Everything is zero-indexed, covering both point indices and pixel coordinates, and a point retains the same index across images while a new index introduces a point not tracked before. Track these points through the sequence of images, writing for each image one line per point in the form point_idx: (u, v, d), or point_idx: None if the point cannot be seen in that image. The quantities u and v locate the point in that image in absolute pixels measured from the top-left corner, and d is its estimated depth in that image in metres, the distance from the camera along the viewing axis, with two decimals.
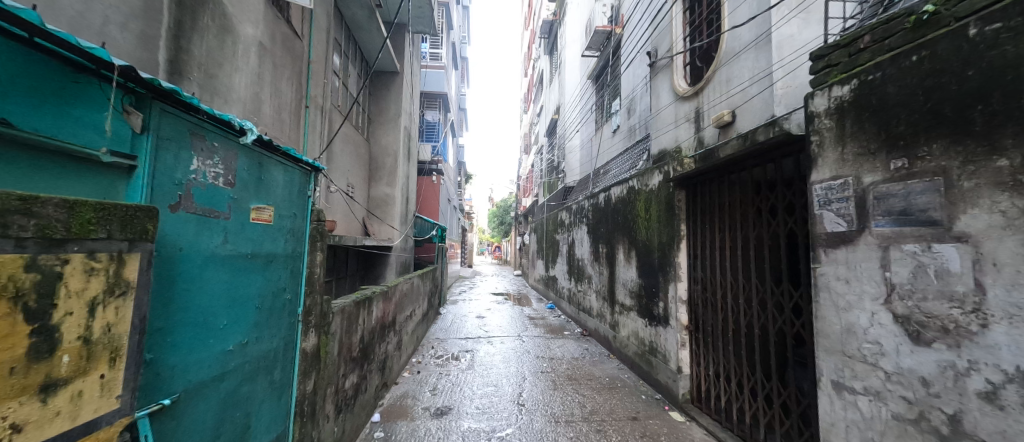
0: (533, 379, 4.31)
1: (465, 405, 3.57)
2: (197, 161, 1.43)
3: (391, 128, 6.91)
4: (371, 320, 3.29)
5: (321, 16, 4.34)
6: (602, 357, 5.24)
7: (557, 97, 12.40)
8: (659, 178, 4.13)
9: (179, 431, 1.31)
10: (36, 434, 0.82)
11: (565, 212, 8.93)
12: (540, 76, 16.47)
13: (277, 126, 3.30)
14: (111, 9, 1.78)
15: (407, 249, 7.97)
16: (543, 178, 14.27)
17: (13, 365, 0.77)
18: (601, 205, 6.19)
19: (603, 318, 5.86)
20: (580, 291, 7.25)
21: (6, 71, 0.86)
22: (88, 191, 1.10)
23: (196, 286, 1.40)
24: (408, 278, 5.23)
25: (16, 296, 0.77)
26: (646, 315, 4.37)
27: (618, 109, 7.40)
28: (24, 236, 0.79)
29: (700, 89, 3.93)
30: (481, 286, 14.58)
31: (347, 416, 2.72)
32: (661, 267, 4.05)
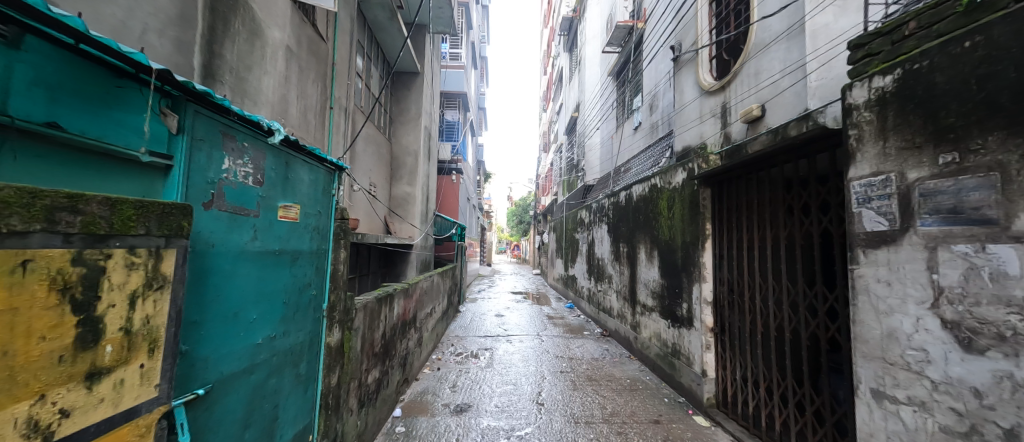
0: (552, 379, 4.27)
1: (484, 403, 3.58)
2: (229, 161, 1.49)
3: (412, 128, 7.02)
4: (392, 316, 3.34)
5: (345, 18, 4.45)
6: (622, 358, 5.14)
7: (576, 95, 12.27)
8: (682, 175, 4.02)
9: (212, 420, 1.36)
10: (82, 419, 0.87)
11: (584, 211, 8.82)
12: (559, 74, 16.35)
13: (303, 127, 3.41)
14: (149, 16, 1.86)
15: (427, 247, 8.08)
16: (562, 176, 14.17)
17: (61, 354, 0.83)
18: (621, 204, 6.09)
19: (624, 319, 5.76)
20: (600, 291, 7.15)
21: (48, 76, 0.93)
22: (128, 191, 1.17)
23: (227, 281, 1.45)
24: (428, 276, 5.31)
25: (63, 289, 0.83)
26: (669, 316, 4.26)
27: (639, 106, 7.25)
28: (70, 232, 0.85)
29: (727, 83, 3.80)
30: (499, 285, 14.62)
31: (369, 409, 2.78)
32: (684, 267, 3.94)
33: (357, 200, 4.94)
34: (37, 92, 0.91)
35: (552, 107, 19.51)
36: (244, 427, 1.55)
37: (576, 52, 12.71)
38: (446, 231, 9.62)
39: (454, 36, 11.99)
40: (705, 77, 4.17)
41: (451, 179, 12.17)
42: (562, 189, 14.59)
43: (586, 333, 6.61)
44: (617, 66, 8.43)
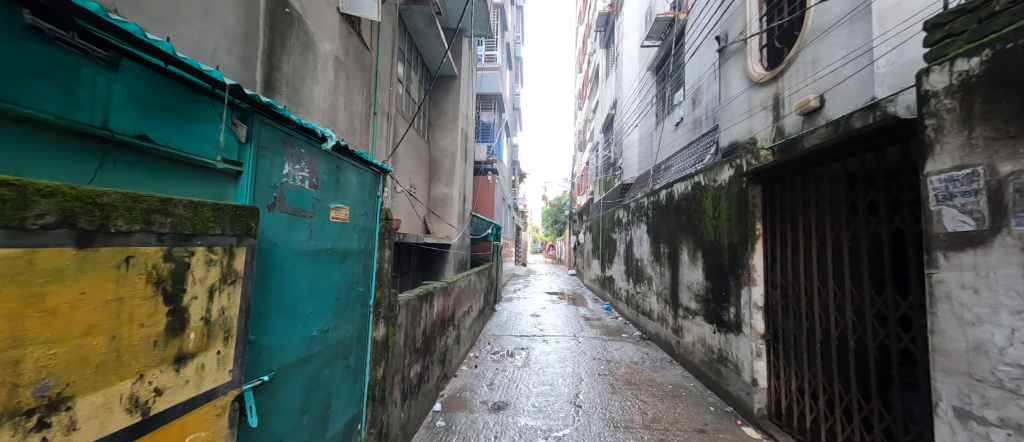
0: (590, 381, 4.20)
1: (522, 402, 3.60)
2: (289, 167, 1.60)
3: (449, 131, 7.20)
4: (432, 314, 3.44)
5: (387, 27, 4.64)
6: (663, 363, 4.96)
7: (613, 91, 11.97)
8: (730, 172, 3.82)
9: (275, 404, 1.48)
10: (170, 398, 0.99)
11: (622, 210, 8.60)
12: (595, 71, 16.04)
13: (351, 133, 3.60)
14: (220, 37, 2.04)
15: (464, 247, 8.26)
16: (599, 175, 13.88)
17: (155, 339, 0.94)
18: (662, 203, 5.88)
19: (665, 322, 5.56)
20: (639, 293, 6.94)
21: (138, 94, 1.08)
22: (203, 194, 1.31)
23: (288, 277, 1.56)
24: (466, 275, 5.42)
25: (157, 281, 0.94)
26: (715, 321, 4.06)
27: (681, 101, 6.96)
28: (162, 231, 0.96)
29: (780, 73, 3.56)
30: (534, 285, 14.59)
31: (412, 403, 2.88)
32: (732, 269, 3.74)
33: (399, 200, 5.15)
34: (131, 108, 1.07)
35: (588, 104, 19.21)
36: (302, 413, 1.66)
37: (612, 48, 12.42)
38: (483, 231, 9.76)
39: (489, 39, 12.14)
40: (754, 67, 3.95)
41: (487, 179, 12.34)
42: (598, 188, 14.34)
43: (625, 336, 6.44)
44: (657, 60, 8.16)
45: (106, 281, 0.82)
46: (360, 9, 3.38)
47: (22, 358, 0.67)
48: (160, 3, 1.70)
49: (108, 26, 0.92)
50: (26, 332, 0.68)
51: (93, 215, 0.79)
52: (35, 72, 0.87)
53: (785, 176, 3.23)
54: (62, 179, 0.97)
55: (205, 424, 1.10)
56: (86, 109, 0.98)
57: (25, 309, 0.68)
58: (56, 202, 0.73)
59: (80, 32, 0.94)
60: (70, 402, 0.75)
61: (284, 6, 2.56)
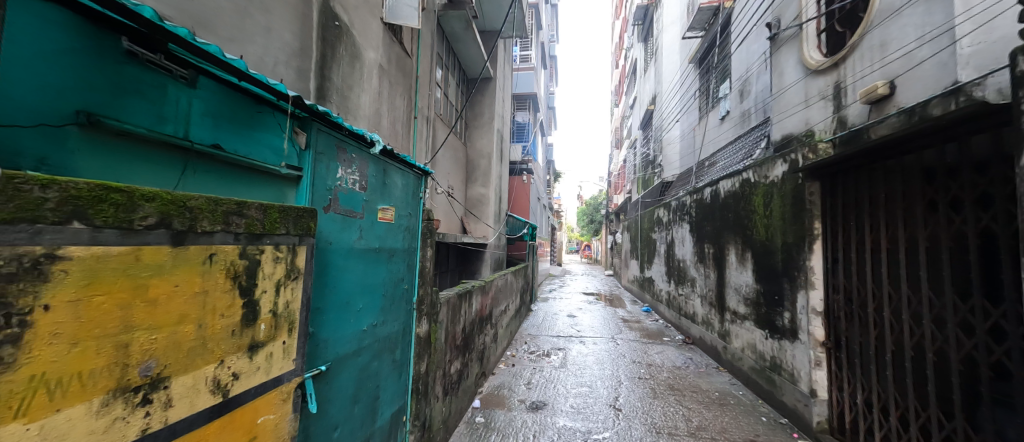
0: (630, 384, 4.10)
1: (560, 403, 3.58)
2: (342, 171, 1.71)
3: (484, 132, 7.31)
4: (471, 312, 3.52)
5: (426, 33, 4.80)
6: (708, 369, 4.73)
7: (652, 86, 11.55)
8: (783, 168, 3.57)
9: (330, 393, 1.58)
10: (245, 382, 1.11)
11: (662, 209, 8.29)
12: (633, 66, 15.60)
13: (394, 137, 3.76)
14: (280, 52, 2.21)
15: (500, 247, 8.34)
16: (638, 173, 13.44)
17: (232, 329, 1.07)
18: (706, 202, 5.60)
19: (710, 326, 5.29)
20: (681, 295, 6.66)
21: (210, 106, 1.30)
22: (266, 196, 1.48)
23: (341, 274, 1.66)
24: (503, 274, 5.48)
25: (234, 276, 1.07)
26: (767, 326, 3.82)
27: (728, 93, 6.59)
28: (238, 231, 1.08)
29: (842, 58, 3.27)
30: (570, 285, 14.44)
31: (452, 398, 2.97)
32: (788, 271, 3.50)
33: (437, 201, 5.30)
34: (206, 120, 1.30)
35: (625, 100, 18.71)
36: (354, 402, 1.76)
37: (651, 41, 11.99)
38: (518, 231, 9.80)
39: (524, 39, 12.17)
40: (810, 55, 3.66)
41: (523, 179, 12.39)
42: (637, 187, 13.93)
43: (666, 339, 6.21)
44: (700, 51, 7.78)
45: (194, 275, 0.95)
46: (402, 17, 3.52)
47: (130, 342, 0.81)
48: (230, 23, 1.87)
49: (197, 49, 1.03)
50: (134, 320, 0.82)
51: (183, 216, 0.91)
52: (134, 91, 1.12)
53: (851, 169, 2.96)
54: (156, 183, 1.20)
55: (274, 408, 1.22)
56: (172, 123, 1.21)
57: (132, 299, 0.81)
58: (156, 205, 0.86)
59: (167, 55, 1.17)
60: (167, 383, 0.88)
61: (335, 19, 2.72)
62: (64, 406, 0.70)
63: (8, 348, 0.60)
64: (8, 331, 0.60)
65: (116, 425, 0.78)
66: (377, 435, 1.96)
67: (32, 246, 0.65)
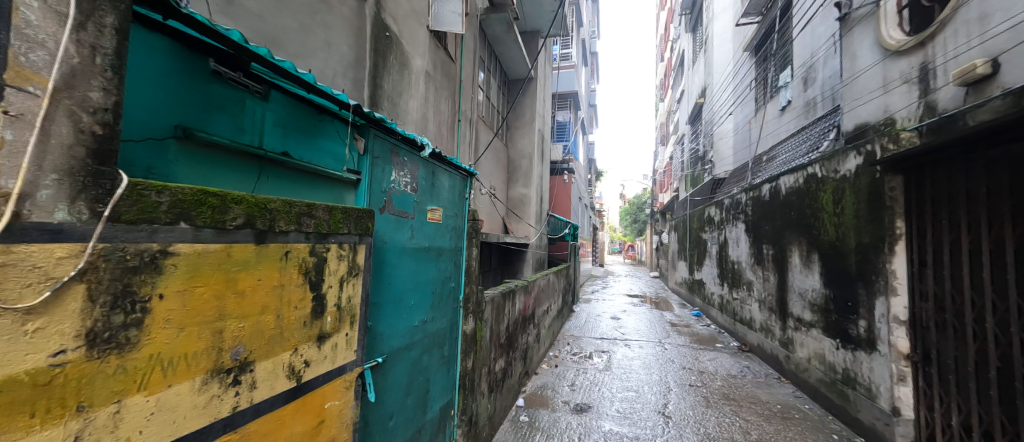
0: (680, 391, 3.93)
1: (605, 406, 3.51)
2: (395, 173, 1.80)
3: (526, 132, 7.35)
4: (514, 311, 3.56)
5: (470, 38, 4.93)
6: (769, 379, 4.39)
7: (701, 78, 10.94)
8: (858, 161, 3.24)
9: (386, 384, 1.67)
10: (315, 369, 1.22)
11: (714, 208, 7.81)
12: (680, 58, 14.84)
13: (439, 140, 3.90)
14: (340, 64, 2.37)
15: (542, 247, 8.32)
16: (685, 170, 12.79)
17: (304, 320, 1.17)
18: (764, 199, 5.22)
19: (769, 333, 4.91)
20: (736, 300, 6.24)
21: (279, 117, 1.44)
22: (328, 198, 1.61)
23: (395, 271, 1.75)
24: (545, 275, 5.46)
25: (306, 272, 1.17)
26: (839, 335, 3.47)
27: (790, 81, 6.08)
28: (309, 231, 1.18)
29: (930, 36, 2.90)
30: (614, 286, 14.06)
31: (497, 395, 3.01)
32: (864, 275, 3.17)
33: (481, 202, 5.42)
34: (277, 130, 1.45)
35: (671, 94, 17.85)
36: (408, 394, 1.85)
37: (701, 30, 11.33)
38: (559, 231, 9.73)
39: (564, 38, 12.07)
40: (889, 34, 3.28)
41: (564, 179, 12.29)
42: (685, 185, 13.24)
43: (720, 346, 5.84)
44: (756, 38, 7.24)
45: (273, 270, 1.06)
46: (447, 24, 3.64)
47: (224, 329, 0.92)
48: (297, 41, 2.03)
49: (275, 66, 1.14)
50: (227, 309, 0.93)
51: (265, 217, 1.02)
52: (220, 107, 1.27)
53: (941, 161, 2.62)
54: (237, 188, 1.34)
55: (339, 395, 1.32)
56: (249, 133, 1.35)
57: (225, 291, 0.92)
58: (243, 208, 0.96)
59: (246, 73, 1.32)
60: (252, 366, 1.00)
61: (386, 30, 2.87)
62: (174, 382, 0.81)
63: (132, 330, 0.74)
64: (131, 317, 0.74)
65: (213, 401, 0.89)
66: (428, 427, 2.05)
67: (150, 243, 0.77)
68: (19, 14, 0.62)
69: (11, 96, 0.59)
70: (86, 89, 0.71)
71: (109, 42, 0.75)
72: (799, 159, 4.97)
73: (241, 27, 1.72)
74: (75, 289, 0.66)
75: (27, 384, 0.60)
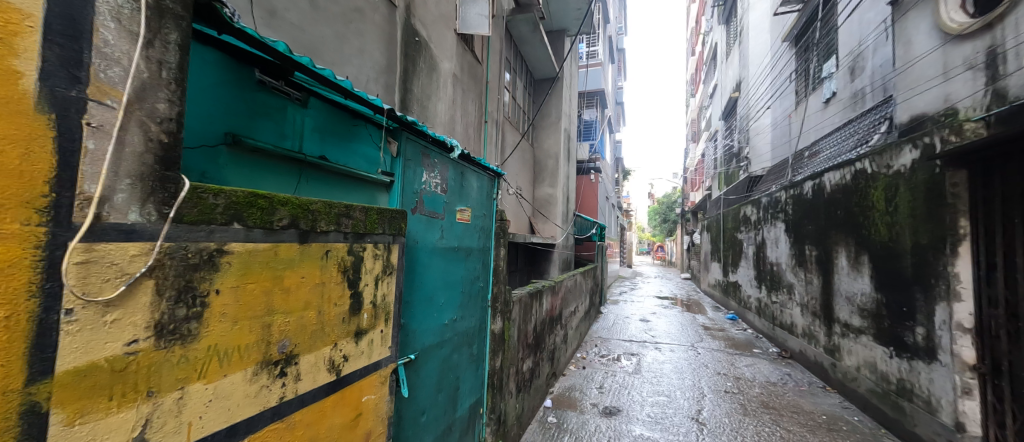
0: (715, 398, 3.78)
1: (635, 410, 3.44)
2: (426, 175, 1.84)
3: (552, 132, 7.32)
4: (542, 311, 3.55)
5: (496, 40, 4.98)
6: (813, 388, 4.13)
7: (736, 71, 10.47)
8: (914, 155, 3.01)
9: (418, 380, 1.71)
10: (353, 364, 1.27)
11: (751, 207, 7.45)
12: (713, 51, 14.25)
13: (466, 141, 3.95)
14: (372, 70, 2.45)
15: (568, 247, 8.24)
16: (718, 168, 12.27)
17: (342, 317, 1.22)
18: (806, 197, 4.93)
19: (813, 339, 4.63)
20: (775, 303, 5.92)
21: (316, 122, 1.51)
22: (362, 199, 1.68)
23: (425, 270, 1.79)
24: (571, 275, 5.41)
25: (344, 270, 1.22)
26: (893, 343, 3.22)
27: (834, 71, 5.71)
28: (347, 231, 1.23)
29: (998, 17, 2.65)
30: (643, 288, 13.70)
31: (525, 395, 3.02)
32: (922, 278, 2.93)
33: (507, 202, 5.47)
34: (315, 135, 1.51)
35: (703, 90, 17.18)
36: (438, 391, 1.88)
37: (736, 21, 10.84)
38: (586, 231, 9.61)
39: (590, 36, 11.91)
40: (951, 17, 3.00)
41: (590, 178, 12.11)
42: (718, 183, 12.71)
43: (757, 351, 5.56)
44: (797, 27, 6.85)
45: (315, 268, 1.11)
46: (474, 26, 3.68)
47: (271, 323, 0.98)
48: (333, 49, 2.13)
49: (316, 74, 1.20)
50: (275, 304, 0.98)
51: (308, 218, 1.07)
52: (264, 114, 1.34)
53: (1015, 152, 2.38)
54: (280, 190, 1.41)
55: (374, 389, 1.37)
56: (290, 139, 1.42)
57: (273, 287, 0.98)
58: (288, 209, 1.01)
59: (287, 82, 1.38)
60: (297, 359, 1.05)
61: (415, 35, 2.95)
62: (229, 372, 0.87)
63: (193, 322, 0.79)
64: (192, 310, 0.79)
65: (263, 391, 0.95)
66: (458, 424, 2.08)
67: (207, 242, 0.82)
68: (100, 34, 0.68)
69: (93, 109, 0.66)
70: (155, 101, 0.76)
71: (173, 57, 0.81)
72: (845, 154, 4.66)
73: (284, 38, 1.82)
74: (145, 283, 0.71)
75: (105, 369, 0.66)
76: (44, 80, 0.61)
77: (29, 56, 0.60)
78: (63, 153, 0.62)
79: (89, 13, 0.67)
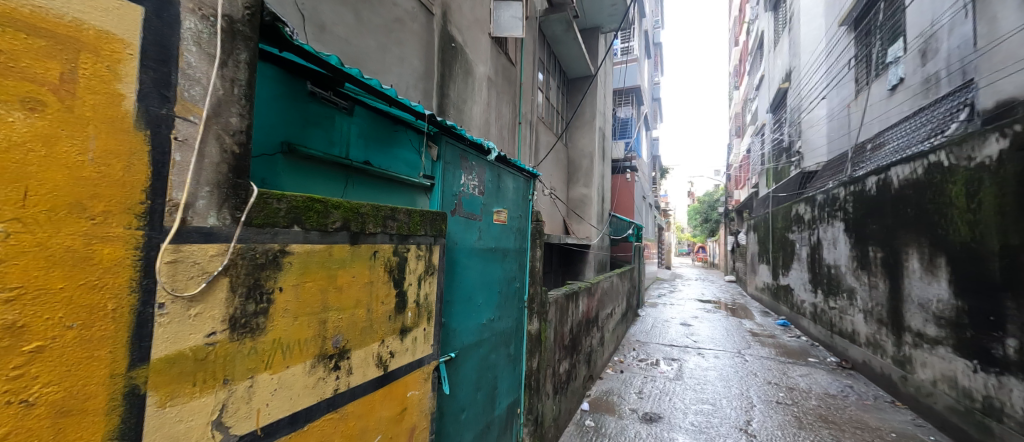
0: (765, 408, 3.56)
1: (677, 418, 3.31)
2: (464, 177, 1.90)
3: (587, 131, 7.22)
4: (578, 313, 3.50)
5: (529, 41, 5.00)
6: (879, 402, 3.77)
7: (785, 59, 9.77)
8: (1000, 144, 2.70)
9: (458, 378, 1.75)
10: (399, 359, 1.32)
11: (804, 205, 6.93)
12: (759, 39, 13.38)
13: (500, 143, 4.00)
14: (412, 77, 2.55)
15: (604, 248, 8.09)
16: (767, 163, 11.49)
17: (388, 315, 1.27)
18: (869, 194, 4.53)
19: (878, 349, 4.23)
20: (834, 309, 5.46)
21: (361, 129, 1.59)
22: (404, 202, 1.76)
23: (464, 270, 1.83)
24: (608, 276, 5.30)
25: (389, 270, 1.28)
26: (978, 356, 2.89)
27: (902, 55, 5.19)
28: (392, 232, 1.29)
29: None
30: (683, 291, 13.15)
31: (562, 397, 3.00)
32: (1013, 284, 2.61)
33: (541, 202, 5.48)
34: (360, 142, 1.60)
35: (748, 81, 16.17)
36: (477, 389, 1.92)
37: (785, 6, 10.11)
38: (622, 232, 9.37)
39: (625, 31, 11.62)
40: None
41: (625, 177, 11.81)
42: (767, 180, 11.89)
43: (814, 361, 5.15)
44: (857, 8, 6.28)
45: (365, 268, 1.17)
46: (508, 29, 3.72)
47: (327, 319, 1.04)
48: (376, 60, 2.23)
49: (364, 84, 1.26)
50: (329, 302, 1.05)
51: (357, 220, 1.13)
52: (316, 123, 1.43)
53: None
54: (331, 193, 1.50)
55: (418, 385, 1.42)
56: (339, 146, 1.51)
57: (327, 285, 1.04)
58: (341, 212, 1.07)
59: (335, 92, 1.46)
60: (349, 354, 1.12)
61: (451, 41, 3.03)
62: (291, 364, 0.94)
63: (261, 317, 0.87)
64: (260, 306, 0.87)
65: (320, 383, 1.02)
66: (497, 423, 2.11)
67: (272, 243, 0.90)
68: (183, 58, 0.76)
69: (179, 125, 0.74)
70: (228, 116, 0.84)
71: (243, 74, 0.88)
72: (916, 146, 4.21)
73: (333, 51, 1.93)
74: (221, 281, 0.79)
75: (190, 358, 0.74)
76: (141, 101, 0.69)
77: (129, 80, 0.68)
78: (154, 165, 0.70)
79: (175, 39, 0.75)
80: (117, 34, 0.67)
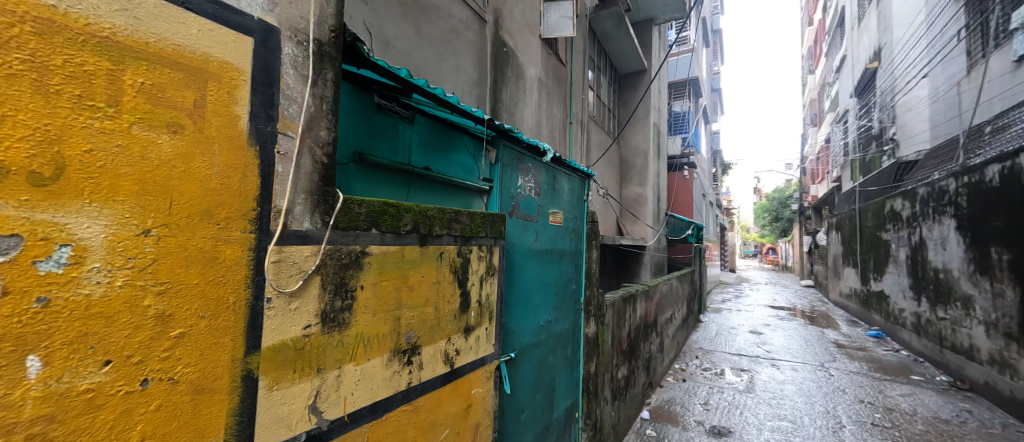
0: (857, 431, 3.17)
1: (750, 434, 3.06)
2: (521, 179, 1.95)
3: (640, 127, 6.96)
4: (636, 317, 3.37)
5: (579, 39, 4.95)
6: (1009, 432, 3.18)
7: (875, 35, 8.61)
8: None
9: (517, 378, 1.78)
10: (463, 357, 1.37)
11: (903, 200, 6.06)
12: (841, 14, 11.90)
13: (552, 143, 3.99)
14: (466, 84, 2.64)
15: (660, 249, 7.70)
16: (853, 154, 10.18)
17: (453, 313, 1.33)
18: (991, 186, 3.87)
19: (1008, 370, 3.58)
20: (945, 321, 4.70)
21: (421, 137, 1.69)
22: (464, 204, 1.83)
23: (521, 271, 1.85)
24: (666, 279, 5.06)
25: (454, 270, 1.33)
26: None
27: None
28: (456, 234, 1.34)
29: None
30: (752, 296, 12.08)
31: (620, 404, 2.92)
32: None
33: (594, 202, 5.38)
34: (422, 149, 1.69)
35: (828, 63, 14.42)
36: (536, 390, 1.93)
37: None
38: (680, 232, 8.84)
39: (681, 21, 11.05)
40: None
41: (682, 174, 11.16)
42: (851, 172, 10.54)
43: (917, 379, 4.49)
44: None
45: (433, 268, 1.23)
46: (557, 29, 3.70)
47: (400, 316, 1.11)
48: (433, 70, 2.35)
49: (430, 94, 1.34)
50: (403, 300, 1.12)
51: (425, 222, 1.19)
52: (383, 133, 1.54)
53: None
54: (397, 197, 1.60)
55: (481, 383, 1.46)
56: (403, 153, 1.61)
57: (401, 285, 1.11)
58: (411, 216, 1.14)
59: (399, 103, 1.56)
60: (419, 350, 1.18)
61: (503, 46, 3.09)
62: (371, 356, 1.01)
63: (346, 313, 0.95)
64: (345, 302, 0.95)
65: (395, 376, 1.08)
66: (555, 425, 2.10)
67: (354, 245, 0.97)
68: (283, 80, 0.85)
69: (280, 140, 0.83)
70: (318, 130, 0.93)
71: (330, 91, 0.97)
72: None
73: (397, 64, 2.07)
74: (314, 279, 0.87)
75: (291, 347, 0.83)
76: (252, 120, 0.78)
77: (243, 103, 0.77)
78: (262, 176, 0.80)
79: (276, 64, 0.84)
80: (234, 63, 0.76)
